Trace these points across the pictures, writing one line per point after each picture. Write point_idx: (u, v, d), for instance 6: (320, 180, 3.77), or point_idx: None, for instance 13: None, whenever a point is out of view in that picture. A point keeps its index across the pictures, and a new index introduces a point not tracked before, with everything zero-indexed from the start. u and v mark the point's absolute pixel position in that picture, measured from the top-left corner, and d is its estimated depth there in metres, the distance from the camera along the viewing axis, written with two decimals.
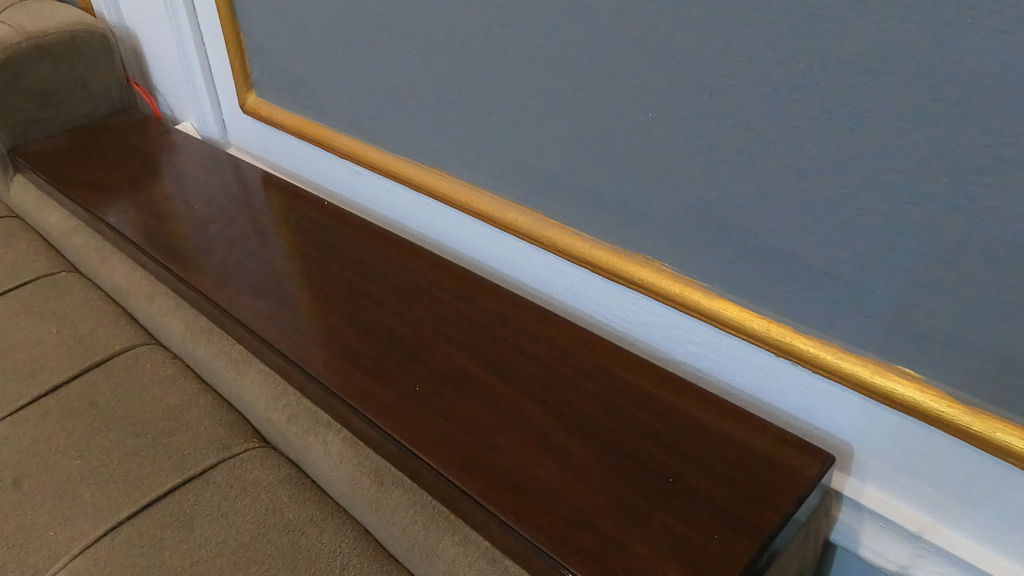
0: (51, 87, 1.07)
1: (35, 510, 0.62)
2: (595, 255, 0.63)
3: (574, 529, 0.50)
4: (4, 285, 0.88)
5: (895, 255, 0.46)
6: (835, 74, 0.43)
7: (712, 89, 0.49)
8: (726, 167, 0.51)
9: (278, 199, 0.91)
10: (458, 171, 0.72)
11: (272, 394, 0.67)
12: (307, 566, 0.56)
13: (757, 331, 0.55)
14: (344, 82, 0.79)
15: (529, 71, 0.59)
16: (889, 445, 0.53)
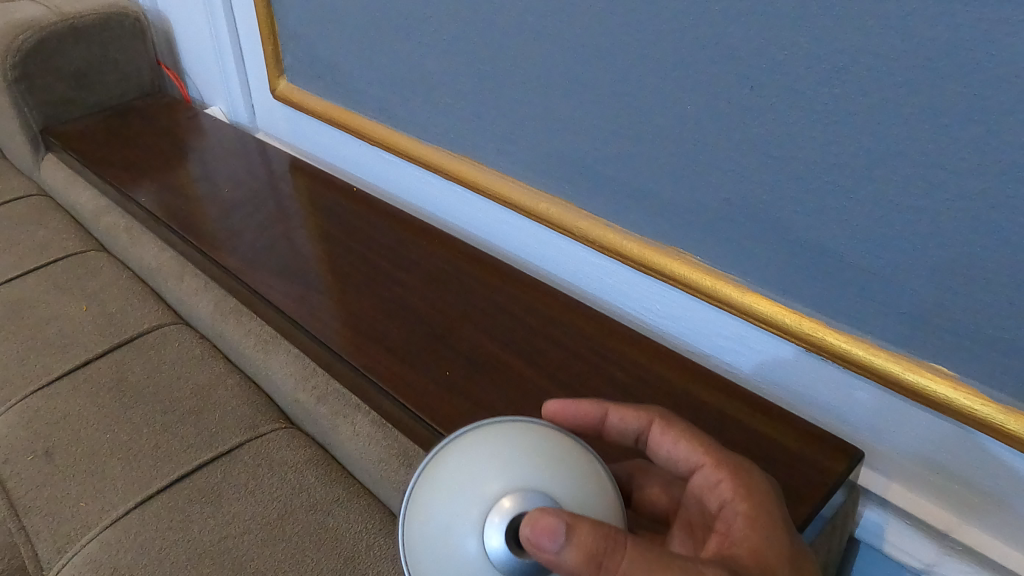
0: (83, 68, 1.08)
1: (67, 482, 0.63)
2: (626, 246, 0.63)
3: None
4: (35, 261, 0.89)
5: (932, 252, 0.46)
6: (883, 70, 0.43)
7: (751, 83, 0.49)
8: (760, 161, 0.51)
9: (305, 185, 0.92)
10: (488, 160, 0.73)
11: (301, 374, 0.68)
12: (334, 546, 0.57)
13: (789, 325, 0.55)
14: (377, 70, 0.80)
15: (562, 62, 0.60)
16: (919, 442, 0.53)
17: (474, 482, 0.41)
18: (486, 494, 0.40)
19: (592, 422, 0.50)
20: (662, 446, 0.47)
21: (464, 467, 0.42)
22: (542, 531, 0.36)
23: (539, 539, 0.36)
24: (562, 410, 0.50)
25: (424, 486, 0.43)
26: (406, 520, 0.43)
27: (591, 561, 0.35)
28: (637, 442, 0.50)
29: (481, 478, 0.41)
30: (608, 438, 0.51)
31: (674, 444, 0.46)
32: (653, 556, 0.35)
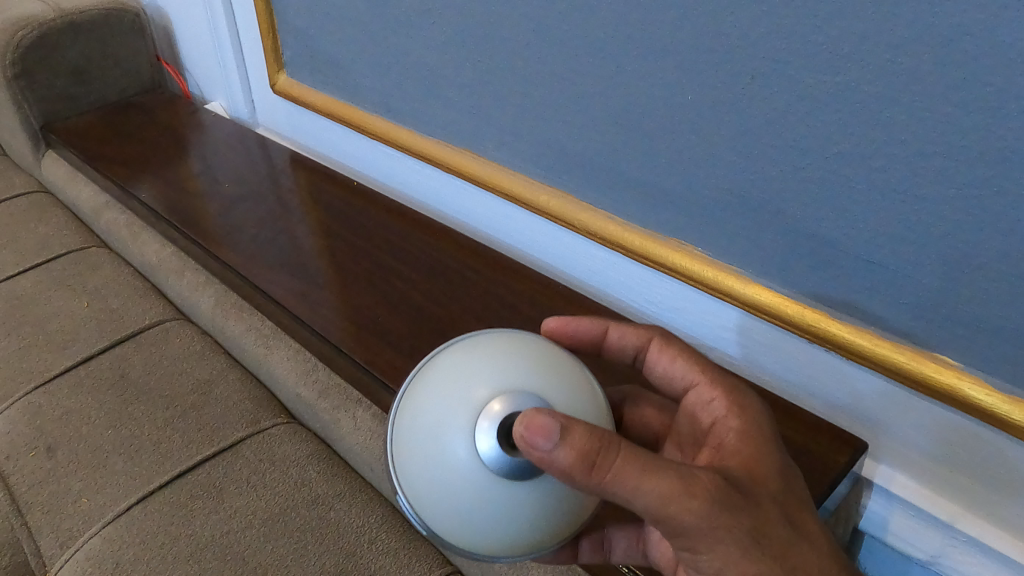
0: (83, 64, 1.08)
1: (69, 478, 0.63)
2: (627, 238, 0.62)
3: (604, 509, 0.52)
4: (36, 257, 0.89)
5: (936, 241, 0.45)
6: (885, 58, 0.42)
7: (753, 73, 0.48)
8: (762, 152, 0.51)
9: (306, 179, 0.92)
10: (489, 153, 0.72)
11: (303, 369, 0.68)
12: (336, 540, 0.57)
13: (792, 316, 0.55)
14: (377, 63, 0.79)
15: (561, 53, 0.59)
16: (924, 432, 0.52)
17: (462, 386, 0.41)
18: (474, 399, 0.40)
19: (593, 336, 0.50)
20: (659, 364, 0.48)
21: (453, 377, 0.41)
22: (534, 430, 0.35)
23: (531, 436, 0.35)
24: (563, 326, 0.51)
25: (412, 393, 0.43)
26: (396, 426, 0.43)
27: (582, 461, 0.34)
28: (635, 361, 0.50)
29: (469, 382, 0.41)
30: (606, 355, 0.51)
31: (670, 362, 0.47)
32: (648, 460, 0.34)
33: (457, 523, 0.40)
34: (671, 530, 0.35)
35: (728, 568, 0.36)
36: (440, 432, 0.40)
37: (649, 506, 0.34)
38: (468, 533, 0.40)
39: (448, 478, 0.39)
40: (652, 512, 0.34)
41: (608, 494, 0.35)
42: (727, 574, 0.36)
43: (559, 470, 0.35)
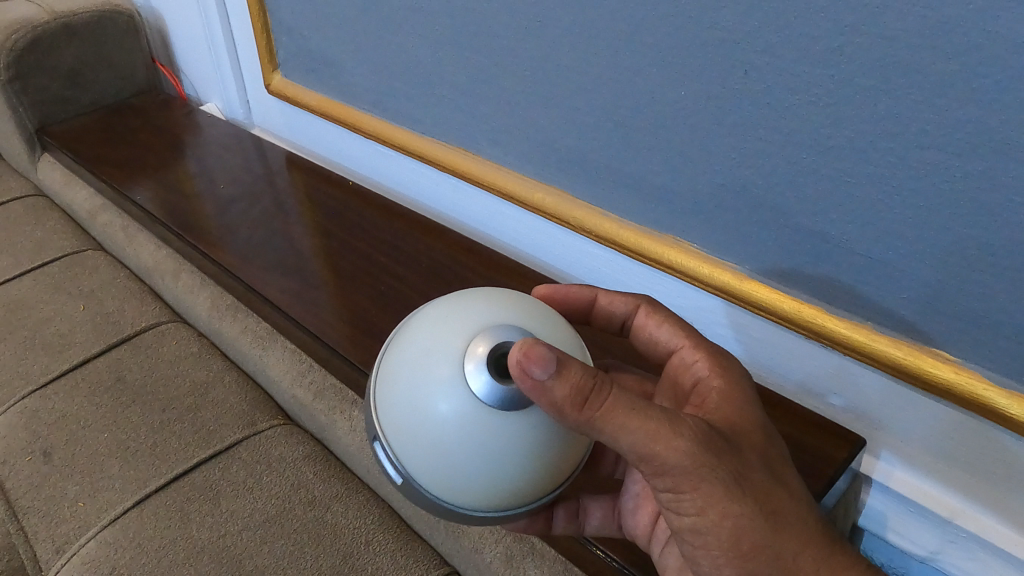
0: (77, 66, 1.07)
1: (65, 482, 0.63)
2: (622, 235, 0.62)
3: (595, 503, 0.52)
4: (32, 261, 0.89)
5: (931, 235, 0.45)
6: (877, 50, 0.42)
7: (746, 68, 0.48)
8: (757, 148, 0.50)
9: (301, 180, 0.92)
10: (484, 151, 0.72)
11: (298, 371, 0.68)
12: (333, 542, 0.57)
13: (787, 312, 0.54)
14: (370, 62, 0.79)
15: (553, 50, 0.59)
16: (921, 428, 0.52)
17: (445, 338, 0.39)
18: (455, 351, 0.39)
19: (583, 302, 0.50)
20: (645, 329, 0.48)
21: (435, 330, 0.40)
22: (525, 365, 0.35)
23: (524, 365, 0.35)
24: (553, 293, 0.51)
25: (394, 351, 0.42)
26: (379, 383, 0.42)
27: (572, 400, 0.35)
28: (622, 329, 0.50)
29: (449, 334, 0.39)
30: (595, 322, 0.51)
31: (658, 326, 0.47)
32: (635, 403, 0.36)
33: (449, 477, 0.38)
34: (655, 470, 0.36)
35: (710, 510, 0.36)
36: (423, 385, 0.39)
37: (633, 446, 0.35)
38: (459, 486, 0.38)
39: (433, 432, 0.38)
40: (636, 450, 0.35)
41: (591, 430, 0.36)
42: (707, 517, 0.37)
43: (545, 404, 0.36)
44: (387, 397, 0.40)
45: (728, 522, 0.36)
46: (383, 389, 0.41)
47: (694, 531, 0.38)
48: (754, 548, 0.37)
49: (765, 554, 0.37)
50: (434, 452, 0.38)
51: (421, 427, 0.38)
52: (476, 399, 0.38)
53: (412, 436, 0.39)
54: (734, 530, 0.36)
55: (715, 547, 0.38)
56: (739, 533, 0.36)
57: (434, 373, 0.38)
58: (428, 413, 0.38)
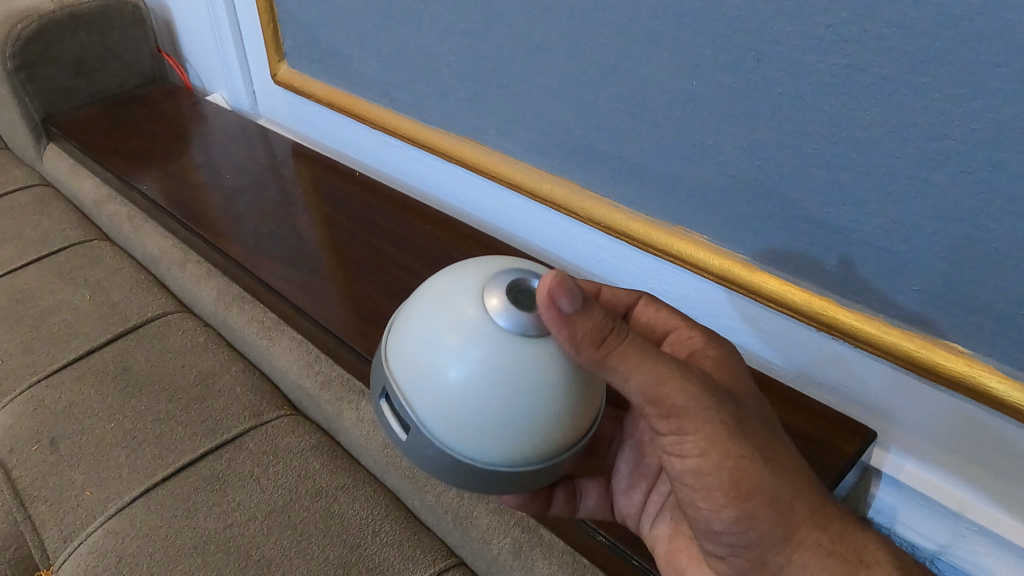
0: (83, 56, 1.07)
1: (72, 471, 0.63)
2: (632, 227, 0.62)
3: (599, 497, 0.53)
4: (38, 250, 0.89)
5: (945, 227, 0.44)
6: (894, 38, 0.41)
7: (759, 57, 0.47)
8: (768, 138, 0.50)
9: (308, 171, 0.92)
10: (492, 141, 0.72)
11: (305, 361, 0.68)
12: (340, 532, 0.57)
13: (798, 303, 0.54)
14: (378, 52, 0.78)
15: (564, 39, 0.58)
16: (932, 421, 0.52)
17: (455, 303, 0.39)
18: (462, 317, 0.38)
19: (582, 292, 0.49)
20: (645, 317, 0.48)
21: (447, 294, 0.40)
22: (550, 297, 0.35)
23: (550, 296, 0.35)
24: None
25: (411, 310, 0.41)
26: (393, 339, 0.41)
27: (592, 339, 0.35)
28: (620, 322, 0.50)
29: (462, 298, 0.39)
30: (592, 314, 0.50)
31: (656, 312, 0.48)
32: (647, 349, 0.37)
33: (468, 428, 0.37)
34: (662, 411, 0.37)
35: (712, 452, 0.37)
36: (432, 346, 0.38)
37: (644, 387, 0.36)
38: (466, 441, 0.38)
39: (444, 386, 0.37)
40: (646, 392, 0.37)
41: (603, 371, 0.36)
42: (709, 460, 0.37)
43: (561, 343, 0.36)
44: (403, 352, 0.40)
45: (730, 463, 0.37)
46: (396, 348, 0.41)
47: (695, 475, 0.38)
48: (755, 490, 0.38)
49: (764, 495, 0.38)
50: (454, 402, 0.37)
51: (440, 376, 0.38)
52: (498, 346, 0.37)
53: (431, 387, 0.38)
54: (736, 472, 0.37)
55: (716, 491, 0.38)
56: (740, 473, 0.37)
57: (454, 323, 0.38)
58: (449, 362, 0.37)
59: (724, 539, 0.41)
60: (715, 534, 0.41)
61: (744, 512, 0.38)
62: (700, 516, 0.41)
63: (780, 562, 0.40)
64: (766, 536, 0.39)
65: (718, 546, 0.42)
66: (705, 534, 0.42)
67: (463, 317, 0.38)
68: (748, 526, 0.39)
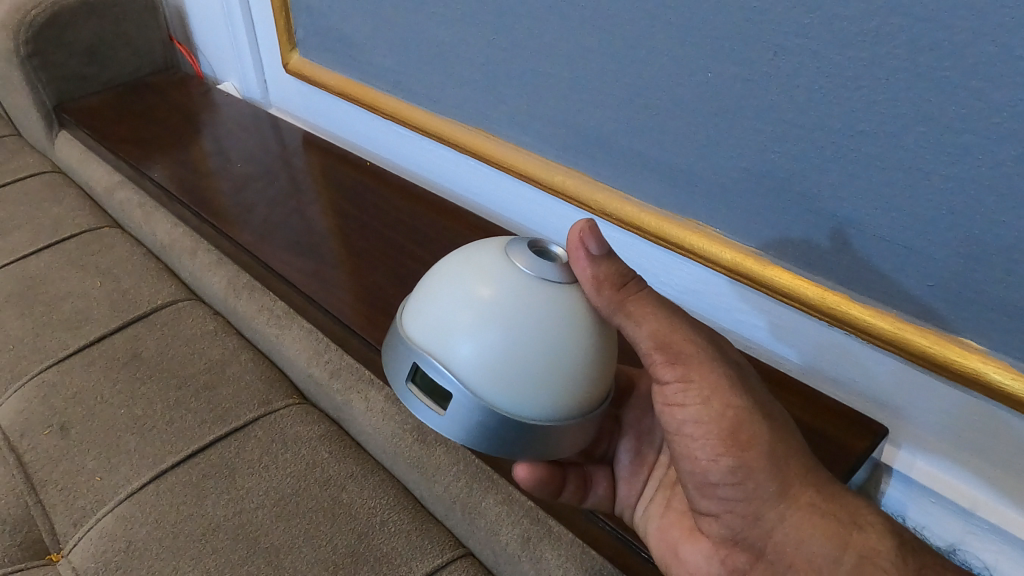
0: (95, 43, 1.07)
1: (82, 456, 0.63)
2: (643, 219, 0.62)
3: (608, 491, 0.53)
4: (49, 236, 0.89)
5: (962, 223, 0.44)
6: (913, 31, 0.41)
7: (775, 49, 0.47)
8: (783, 132, 0.50)
9: (319, 160, 0.92)
10: (504, 132, 0.71)
11: (314, 350, 0.68)
12: (348, 521, 0.57)
13: (810, 298, 0.54)
14: (390, 41, 0.78)
15: (578, 30, 0.58)
16: (944, 417, 0.52)
17: (469, 284, 0.40)
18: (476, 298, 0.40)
19: None
20: None
21: (462, 276, 0.41)
22: (581, 240, 0.40)
23: (581, 237, 0.40)
24: None
25: (425, 288, 0.43)
26: (407, 314, 0.43)
27: (612, 281, 0.40)
28: None
29: (476, 279, 0.40)
30: None
31: None
32: (658, 300, 0.42)
33: (495, 387, 0.39)
34: (669, 355, 0.41)
35: (713, 398, 0.40)
36: (447, 325, 0.40)
37: (656, 331, 0.41)
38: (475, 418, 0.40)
39: (457, 363, 0.39)
40: (657, 336, 0.41)
41: (619, 313, 0.41)
42: (711, 408, 0.40)
43: (583, 286, 0.41)
44: (415, 337, 0.41)
45: (731, 411, 0.40)
46: (410, 323, 0.43)
47: (695, 423, 0.41)
48: (752, 438, 0.40)
49: (759, 446, 0.40)
50: (476, 366, 0.39)
51: (458, 347, 0.39)
52: (509, 328, 0.39)
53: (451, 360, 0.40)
54: (734, 419, 0.40)
55: (713, 439, 0.41)
56: (738, 421, 0.40)
57: (465, 295, 0.40)
58: (467, 331, 0.39)
59: (719, 492, 0.42)
60: (709, 486, 0.42)
61: (740, 461, 0.40)
62: (695, 469, 0.42)
63: (772, 520, 0.41)
64: (760, 488, 0.41)
65: (711, 504, 0.43)
66: (699, 489, 0.43)
67: (475, 287, 0.40)
68: (744, 477, 0.40)
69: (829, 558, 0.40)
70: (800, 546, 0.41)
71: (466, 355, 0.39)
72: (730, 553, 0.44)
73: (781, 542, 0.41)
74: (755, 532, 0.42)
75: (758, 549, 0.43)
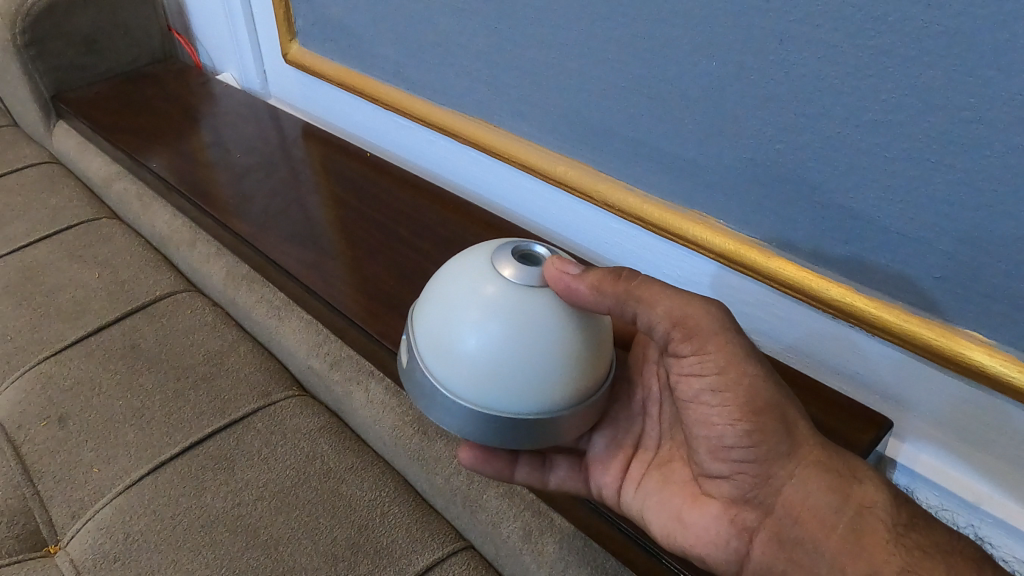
0: (92, 32, 1.06)
1: (79, 448, 0.63)
2: (648, 210, 0.61)
3: None
4: (46, 226, 0.88)
5: (969, 215, 0.44)
6: (923, 19, 0.40)
7: (782, 37, 0.46)
8: (788, 120, 0.49)
9: (318, 151, 0.91)
10: (506, 123, 0.71)
11: (314, 341, 0.68)
12: (348, 513, 0.57)
13: (815, 291, 0.53)
14: (390, 31, 0.77)
15: (582, 19, 0.57)
16: (952, 413, 0.52)
17: (473, 283, 0.41)
18: (479, 295, 0.40)
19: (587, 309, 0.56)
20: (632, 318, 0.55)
21: (466, 274, 0.42)
22: (559, 271, 0.40)
23: (559, 270, 0.40)
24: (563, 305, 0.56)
25: (431, 293, 0.43)
26: (415, 321, 0.43)
27: (608, 278, 0.41)
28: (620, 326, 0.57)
29: (479, 277, 0.41)
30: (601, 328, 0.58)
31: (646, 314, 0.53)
32: (666, 283, 0.42)
33: (517, 362, 0.39)
34: (684, 333, 0.41)
35: (730, 368, 0.41)
36: (455, 323, 0.40)
37: (671, 315, 0.41)
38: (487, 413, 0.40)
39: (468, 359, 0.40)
40: (671, 317, 0.41)
41: (628, 303, 0.41)
42: (727, 376, 0.41)
43: (587, 300, 0.40)
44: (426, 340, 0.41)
45: (747, 379, 0.41)
46: (418, 328, 0.43)
47: (711, 391, 0.41)
48: (766, 406, 0.41)
49: (772, 411, 0.41)
50: (493, 347, 0.39)
51: (470, 338, 0.39)
52: (514, 321, 0.39)
53: (466, 353, 0.40)
54: (751, 386, 0.41)
55: (730, 406, 0.41)
56: (755, 389, 0.41)
57: (458, 293, 0.41)
58: (473, 319, 0.40)
59: (733, 454, 0.42)
60: (722, 449, 0.43)
61: (754, 426, 0.41)
62: (711, 433, 0.43)
63: (784, 480, 0.42)
64: (773, 450, 0.41)
65: (722, 466, 0.44)
66: (712, 451, 0.43)
67: (463, 282, 0.41)
68: (758, 440, 0.41)
69: (832, 509, 0.41)
70: (807, 498, 0.42)
71: (481, 343, 0.39)
72: (740, 512, 0.44)
73: (790, 498, 0.42)
74: (766, 491, 0.43)
75: (767, 507, 0.43)
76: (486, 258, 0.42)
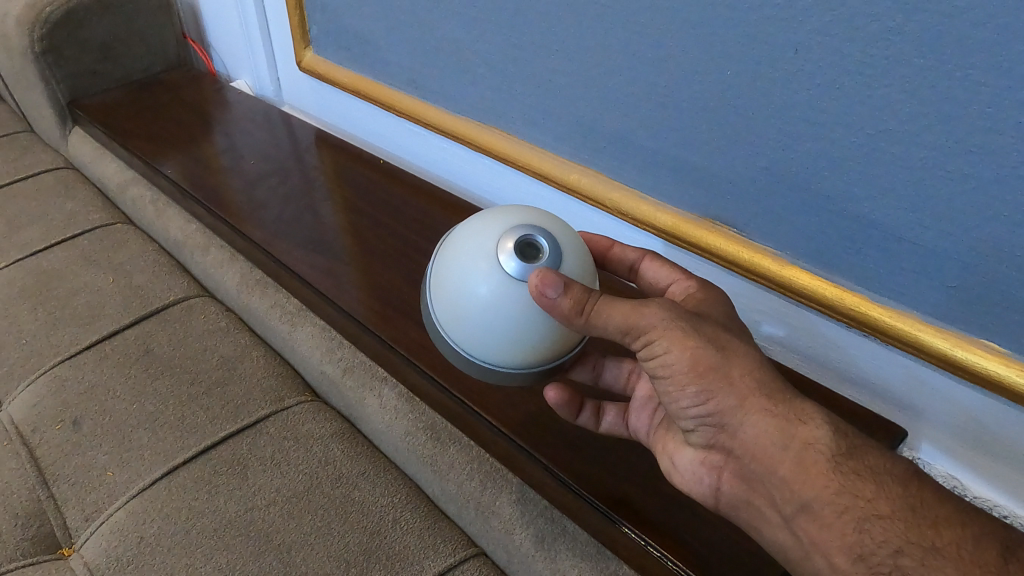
0: (110, 40, 1.07)
1: (94, 451, 0.63)
2: (662, 220, 0.61)
3: (618, 483, 0.54)
4: (61, 231, 0.89)
5: (984, 223, 0.43)
6: (939, 31, 0.40)
7: (797, 45, 0.46)
8: (804, 130, 0.49)
9: (332, 158, 0.92)
10: (520, 131, 0.71)
11: (328, 348, 0.69)
12: (360, 518, 0.57)
13: (824, 296, 0.54)
14: (403, 39, 0.78)
15: (597, 30, 0.57)
16: (967, 426, 0.52)
17: (485, 241, 0.45)
18: (488, 251, 0.44)
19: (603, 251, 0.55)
20: (649, 270, 0.53)
21: (479, 233, 0.46)
22: (539, 289, 0.41)
23: (539, 289, 0.41)
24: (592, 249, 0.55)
25: (450, 245, 0.47)
26: (435, 267, 0.48)
27: (578, 308, 0.41)
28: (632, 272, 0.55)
29: (490, 237, 0.45)
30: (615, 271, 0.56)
31: (659, 267, 0.52)
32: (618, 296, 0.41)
33: (515, 313, 0.43)
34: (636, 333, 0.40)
35: (673, 344, 0.39)
36: (466, 276, 0.45)
37: (624, 322, 0.40)
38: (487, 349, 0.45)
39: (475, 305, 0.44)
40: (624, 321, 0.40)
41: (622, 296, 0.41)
42: (673, 355, 0.39)
43: (558, 310, 0.41)
44: (443, 286, 0.46)
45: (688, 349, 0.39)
46: (439, 273, 0.47)
47: (661, 364, 0.40)
48: (710, 369, 0.39)
49: (717, 374, 0.39)
50: (496, 299, 0.43)
51: (475, 288, 0.44)
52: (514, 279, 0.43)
53: (473, 301, 0.44)
54: (694, 355, 0.39)
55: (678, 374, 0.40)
56: (697, 357, 0.39)
57: (473, 249, 0.45)
58: (482, 272, 0.44)
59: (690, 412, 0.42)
60: (681, 411, 0.42)
61: (702, 387, 0.40)
62: (670, 401, 0.42)
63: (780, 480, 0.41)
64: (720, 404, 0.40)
65: (687, 420, 0.43)
66: (675, 410, 0.43)
67: (474, 242, 0.45)
68: (707, 399, 0.40)
69: (786, 460, 0.39)
70: None
71: (483, 295, 0.44)
72: (708, 454, 0.44)
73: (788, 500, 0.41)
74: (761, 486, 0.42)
75: (730, 453, 0.42)
76: (500, 220, 0.46)
